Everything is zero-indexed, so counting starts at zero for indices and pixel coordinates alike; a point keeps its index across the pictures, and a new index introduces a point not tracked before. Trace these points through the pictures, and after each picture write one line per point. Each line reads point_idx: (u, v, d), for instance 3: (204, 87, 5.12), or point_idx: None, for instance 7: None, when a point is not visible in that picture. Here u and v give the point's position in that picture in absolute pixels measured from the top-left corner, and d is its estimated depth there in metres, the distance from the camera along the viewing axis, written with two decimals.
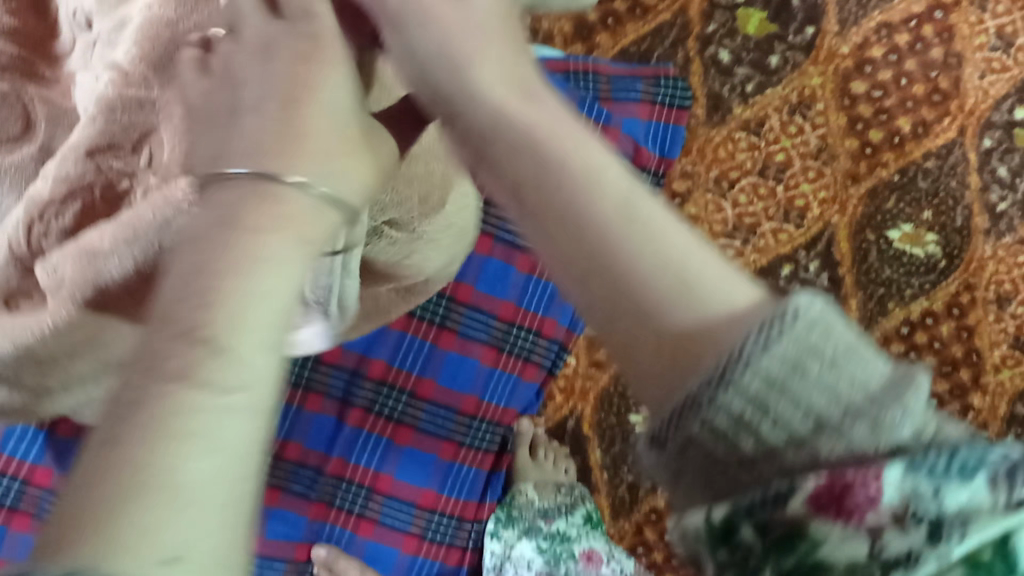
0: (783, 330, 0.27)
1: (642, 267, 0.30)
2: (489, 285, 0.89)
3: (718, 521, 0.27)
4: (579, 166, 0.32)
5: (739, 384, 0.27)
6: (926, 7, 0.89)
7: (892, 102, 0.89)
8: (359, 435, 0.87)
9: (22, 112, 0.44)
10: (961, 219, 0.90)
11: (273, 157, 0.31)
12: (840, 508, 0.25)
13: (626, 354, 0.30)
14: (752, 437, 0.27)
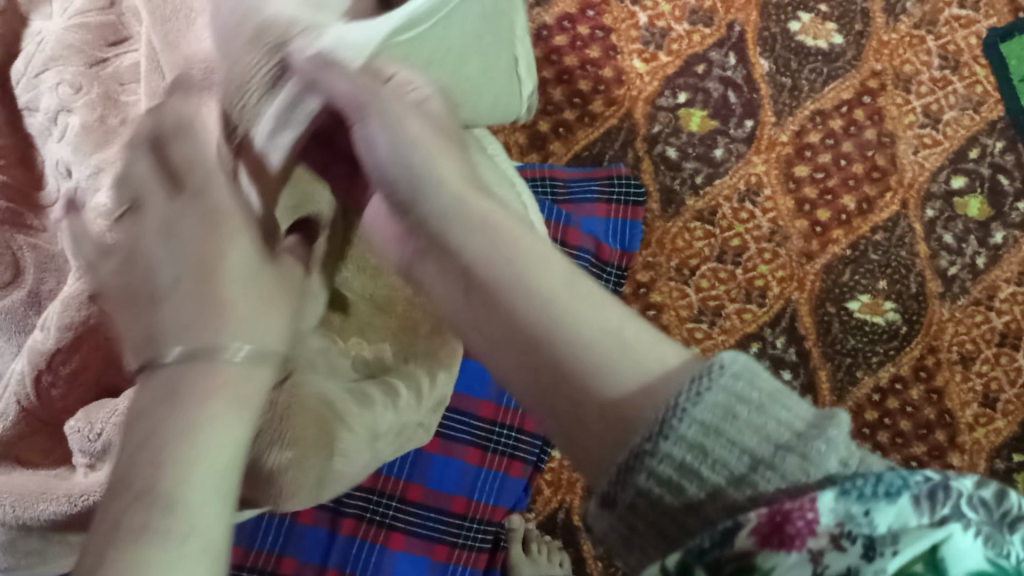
0: (711, 383, 0.30)
1: (579, 340, 0.34)
2: (468, 386, 0.92)
3: (672, 565, 0.29)
4: (526, 259, 0.36)
5: (677, 432, 0.30)
6: (855, 94, 0.96)
7: (834, 182, 0.95)
8: (352, 544, 0.87)
9: (13, 260, 0.56)
10: (915, 285, 0.94)
11: (199, 336, 0.35)
12: (783, 538, 0.26)
13: (573, 420, 0.34)
14: (696, 481, 0.29)
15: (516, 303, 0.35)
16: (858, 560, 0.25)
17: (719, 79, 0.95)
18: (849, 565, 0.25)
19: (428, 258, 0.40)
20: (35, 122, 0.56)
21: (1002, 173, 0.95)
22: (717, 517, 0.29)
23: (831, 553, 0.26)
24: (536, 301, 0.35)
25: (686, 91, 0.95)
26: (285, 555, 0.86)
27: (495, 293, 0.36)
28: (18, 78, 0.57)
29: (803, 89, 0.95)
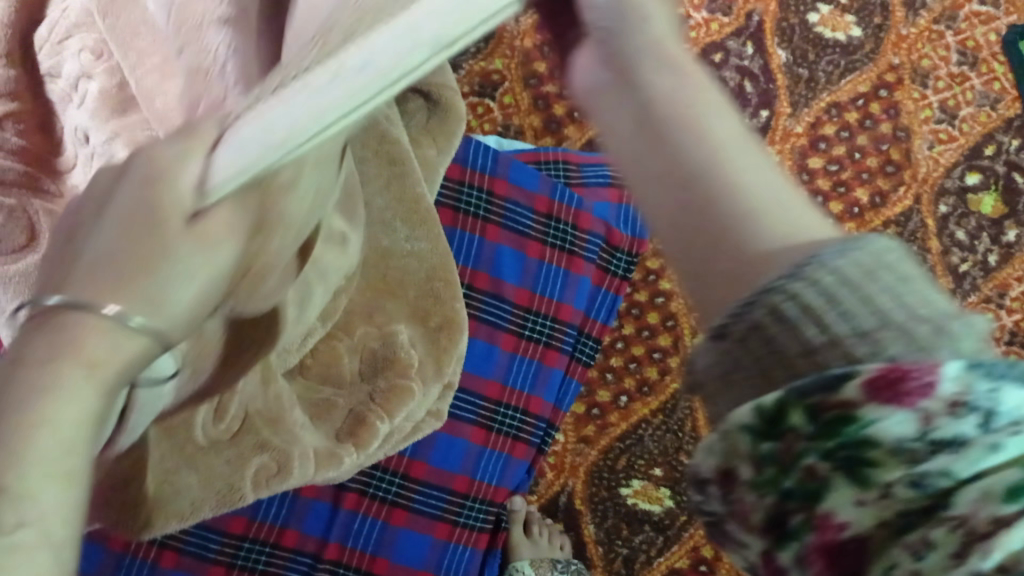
0: (860, 247, 0.30)
1: (738, 189, 0.32)
2: (476, 365, 0.91)
3: (768, 406, 0.27)
4: (698, 99, 0.34)
5: (811, 278, 0.30)
6: (871, 86, 0.95)
7: (848, 175, 0.94)
8: (355, 518, 0.88)
9: (28, 224, 0.54)
10: None
11: (83, 286, 0.27)
12: (896, 396, 0.25)
13: (697, 267, 0.33)
14: (818, 326, 0.29)
15: (686, 142, 0.33)
16: (974, 431, 0.24)
17: (735, 67, 0.95)
18: (961, 433, 0.24)
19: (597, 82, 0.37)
20: (57, 89, 0.53)
21: (1016, 171, 0.95)
22: (823, 381, 0.28)
23: (942, 419, 0.25)
24: (706, 139, 0.33)
25: None
26: (288, 528, 0.86)
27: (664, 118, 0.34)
28: None
29: (820, 81, 0.95)
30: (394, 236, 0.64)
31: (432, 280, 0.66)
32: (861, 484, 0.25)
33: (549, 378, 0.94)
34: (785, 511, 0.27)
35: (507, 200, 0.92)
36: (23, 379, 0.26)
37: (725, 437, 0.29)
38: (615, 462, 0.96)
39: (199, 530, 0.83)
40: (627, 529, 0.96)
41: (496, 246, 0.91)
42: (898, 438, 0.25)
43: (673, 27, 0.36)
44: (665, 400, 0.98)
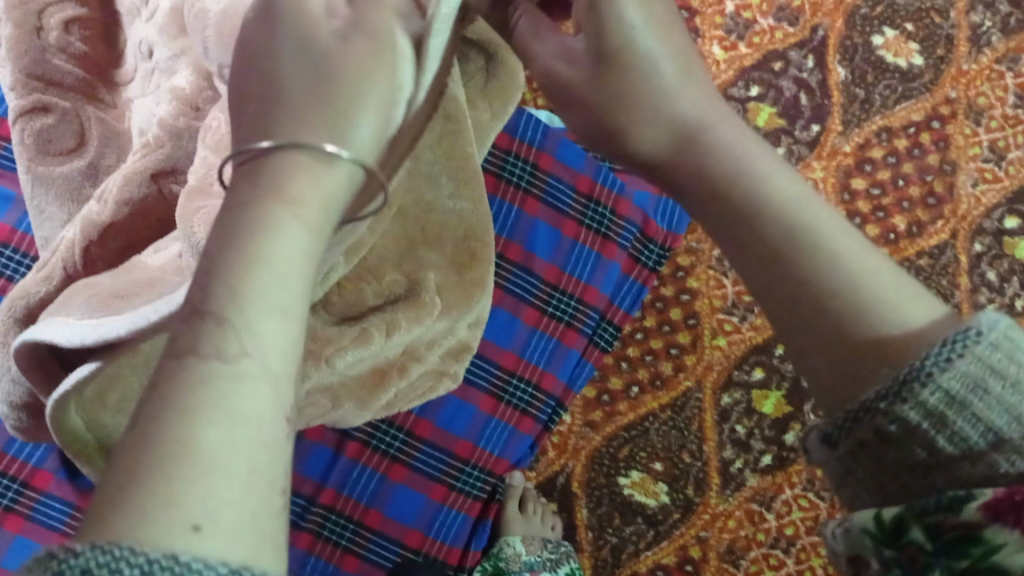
0: (966, 349, 0.31)
1: (835, 278, 0.35)
2: (494, 334, 0.92)
3: (888, 519, 0.32)
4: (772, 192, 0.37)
5: (921, 398, 0.31)
6: (924, 116, 0.96)
7: (888, 201, 0.95)
8: (354, 467, 0.88)
9: (79, 128, 0.66)
10: None
11: (300, 133, 0.34)
12: (1019, 519, 0.30)
13: (805, 358, 0.36)
14: (927, 450, 0.31)
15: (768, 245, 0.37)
16: None
17: (793, 79, 0.95)
18: None
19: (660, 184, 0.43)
20: (126, 1, 0.63)
21: None
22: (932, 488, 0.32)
23: None
24: (795, 239, 0.36)
25: (759, 85, 0.95)
26: None
27: (724, 192, 0.38)
28: None
29: (874, 104, 0.96)
30: (439, 191, 0.62)
31: (470, 240, 0.64)
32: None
33: (565, 357, 0.94)
34: None
35: (550, 175, 0.93)
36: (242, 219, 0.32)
37: (849, 532, 0.33)
38: (616, 451, 0.96)
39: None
40: (619, 519, 0.96)
41: (533, 219, 0.93)
42: None
43: (689, 102, 0.41)
44: (676, 396, 0.97)
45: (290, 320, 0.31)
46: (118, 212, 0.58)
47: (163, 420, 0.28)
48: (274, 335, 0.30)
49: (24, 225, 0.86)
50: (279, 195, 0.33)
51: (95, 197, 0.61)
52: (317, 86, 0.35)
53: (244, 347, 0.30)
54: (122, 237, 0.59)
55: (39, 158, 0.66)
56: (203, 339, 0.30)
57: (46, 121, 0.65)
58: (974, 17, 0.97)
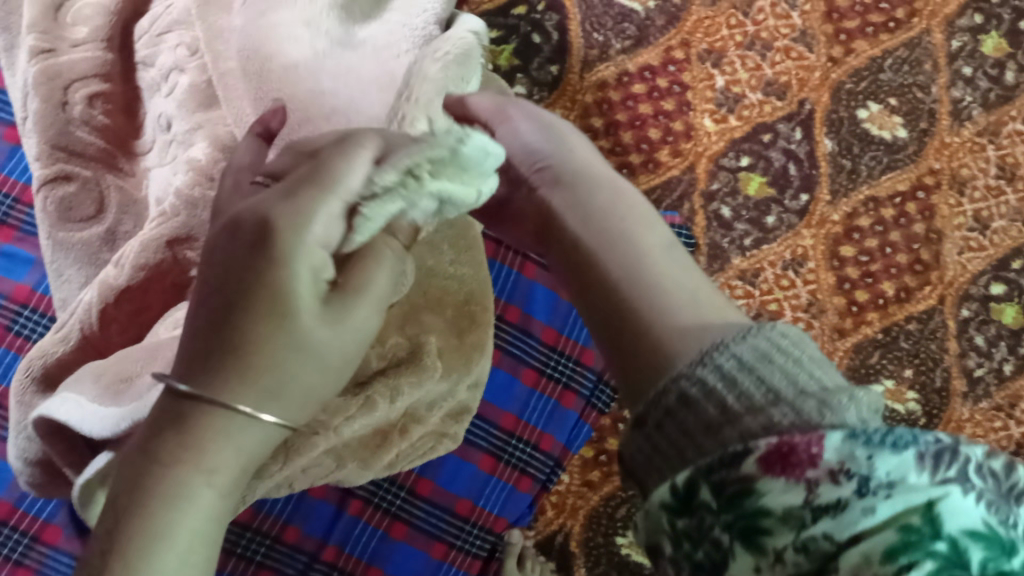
0: (756, 334, 0.38)
1: (655, 295, 0.47)
2: (494, 394, 0.95)
3: (683, 481, 0.35)
4: (636, 250, 0.50)
5: (717, 363, 0.38)
6: (909, 186, 0.99)
7: (877, 267, 0.98)
8: (356, 524, 0.90)
9: (99, 196, 0.69)
10: (940, 380, 0.96)
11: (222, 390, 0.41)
12: (784, 466, 0.32)
13: (631, 347, 0.46)
14: (721, 404, 0.36)
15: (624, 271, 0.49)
16: (850, 495, 0.30)
17: (782, 150, 0.99)
18: (840, 497, 0.30)
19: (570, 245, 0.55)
20: (147, 76, 0.68)
21: None
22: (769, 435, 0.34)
23: (825, 485, 0.31)
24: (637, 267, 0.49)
25: (749, 155, 0.99)
26: (290, 525, 0.89)
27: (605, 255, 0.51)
28: (142, 32, 0.68)
29: (861, 173, 0.99)
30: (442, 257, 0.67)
31: (470, 304, 0.68)
32: (756, 550, 0.31)
33: (563, 418, 0.96)
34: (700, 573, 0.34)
35: None
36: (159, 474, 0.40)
37: (652, 516, 0.36)
38: (614, 511, 0.98)
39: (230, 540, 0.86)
40: None
41: (532, 283, 0.96)
42: (787, 506, 0.31)
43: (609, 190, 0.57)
44: None
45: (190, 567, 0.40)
46: (133, 274, 0.62)
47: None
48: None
49: (42, 286, 0.90)
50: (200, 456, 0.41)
51: (112, 261, 0.64)
52: (257, 339, 0.41)
53: None
54: (135, 299, 0.63)
55: (61, 226, 0.70)
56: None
57: (69, 189, 0.69)
58: (955, 92, 1.01)
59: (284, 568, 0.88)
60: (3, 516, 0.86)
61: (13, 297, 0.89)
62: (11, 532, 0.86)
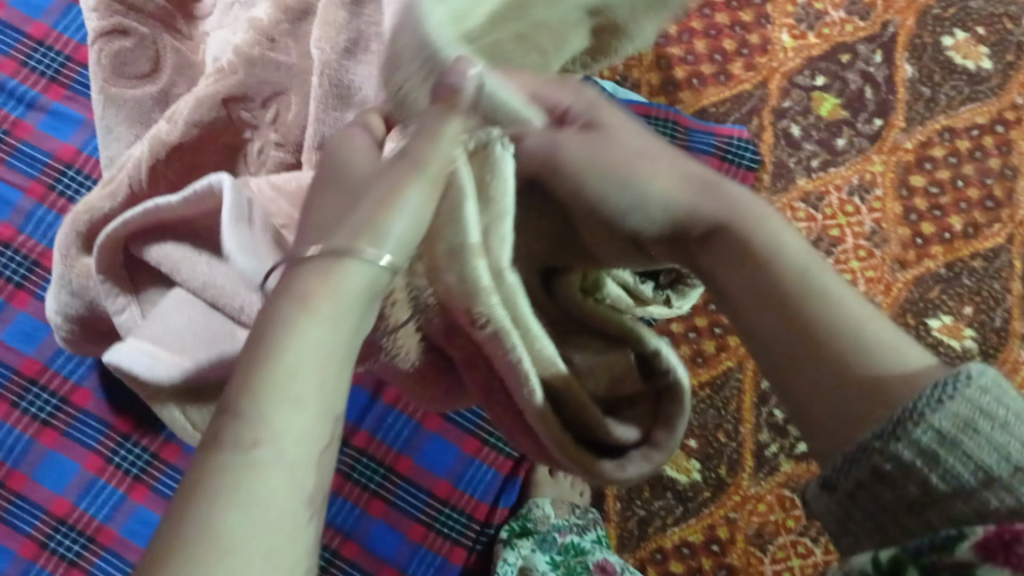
0: (956, 391, 0.35)
1: (856, 348, 0.41)
2: None
3: (885, 559, 0.35)
4: (814, 292, 0.43)
5: (912, 434, 0.35)
6: (988, 120, 0.95)
7: (946, 201, 0.95)
8: (389, 412, 0.88)
9: (155, 54, 0.76)
10: (1000, 320, 0.93)
11: (343, 239, 0.38)
12: (1008, 556, 0.31)
13: (815, 411, 0.42)
14: (937, 476, 0.35)
15: (827, 313, 0.43)
16: None
17: (860, 72, 0.96)
18: None
19: (733, 274, 0.46)
20: None
21: None
22: (937, 521, 0.35)
23: None
24: (837, 316, 0.43)
25: (825, 75, 0.96)
26: None
27: (804, 317, 0.43)
28: None
29: (939, 103, 0.96)
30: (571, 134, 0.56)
31: None
32: None
33: None
34: None
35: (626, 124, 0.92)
36: (282, 304, 0.36)
37: None
38: None
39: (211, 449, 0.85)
40: (648, 491, 0.91)
41: None
42: None
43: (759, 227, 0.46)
44: (716, 374, 0.93)
45: (304, 405, 0.35)
46: (185, 130, 0.70)
47: (192, 502, 0.32)
48: (288, 426, 0.34)
49: (89, 147, 0.93)
50: (318, 292, 0.37)
51: (165, 116, 0.74)
52: (379, 208, 0.39)
53: (255, 436, 0.34)
54: (185, 158, 0.73)
55: (114, 81, 0.75)
56: (224, 434, 0.34)
57: (124, 44, 0.75)
58: None
59: None
60: (34, 374, 0.86)
61: (59, 156, 0.92)
62: (42, 394, 0.86)
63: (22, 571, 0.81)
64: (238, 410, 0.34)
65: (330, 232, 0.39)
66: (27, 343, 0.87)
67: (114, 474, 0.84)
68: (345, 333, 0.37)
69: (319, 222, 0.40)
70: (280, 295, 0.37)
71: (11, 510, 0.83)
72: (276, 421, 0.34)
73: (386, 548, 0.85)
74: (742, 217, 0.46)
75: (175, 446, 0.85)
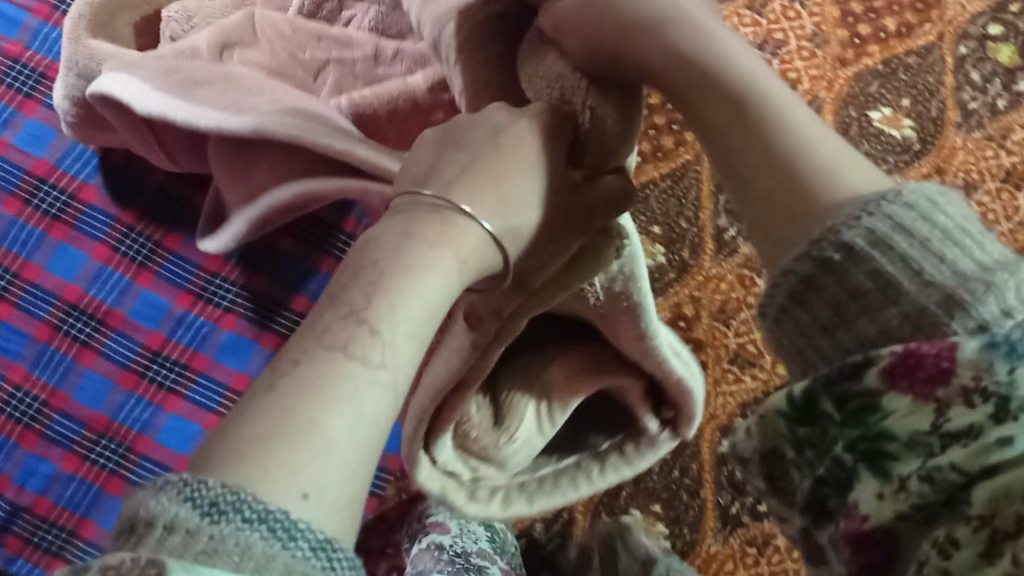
0: (877, 209, 0.31)
1: (813, 174, 0.36)
2: None
3: (799, 394, 0.30)
4: (795, 140, 0.38)
5: (844, 235, 0.31)
6: None
7: (880, 5, 1.02)
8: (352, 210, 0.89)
9: None
10: (936, 110, 0.99)
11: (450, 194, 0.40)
12: (912, 381, 0.27)
13: (759, 222, 0.38)
14: (873, 277, 0.30)
15: (789, 147, 0.38)
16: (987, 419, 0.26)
17: None
18: (975, 422, 0.26)
19: (733, 134, 0.41)
20: None
21: None
22: (847, 343, 0.30)
23: (958, 409, 0.27)
24: (797, 145, 0.38)
25: None
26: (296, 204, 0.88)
27: (778, 152, 0.38)
28: None
29: None
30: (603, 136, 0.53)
31: None
32: (882, 475, 0.28)
33: None
34: (822, 493, 0.30)
35: None
36: (410, 240, 0.38)
37: (763, 420, 0.32)
38: None
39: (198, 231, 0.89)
40: None
41: None
42: (912, 430, 0.27)
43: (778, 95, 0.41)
44: (676, 168, 0.98)
45: (415, 348, 0.36)
46: None
47: (266, 393, 0.32)
48: (400, 358, 0.35)
49: None
50: (444, 241, 0.38)
51: None
52: (501, 179, 0.42)
53: (381, 359, 0.34)
54: None
55: None
56: (334, 340, 0.34)
57: None
58: None
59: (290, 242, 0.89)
60: (43, 174, 0.90)
61: None
62: (52, 192, 0.89)
63: (37, 353, 0.86)
64: (359, 319, 0.35)
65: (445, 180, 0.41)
66: (36, 145, 0.90)
67: (121, 262, 0.88)
68: (452, 288, 0.38)
69: (418, 166, 0.42)
70: (399, 222, 0.39)
71: (25, 297, 0.87)
72: (393, 347, 0.35)
73: None
74: (687, 45, 0.43)
75: (178, 235, 0.89)
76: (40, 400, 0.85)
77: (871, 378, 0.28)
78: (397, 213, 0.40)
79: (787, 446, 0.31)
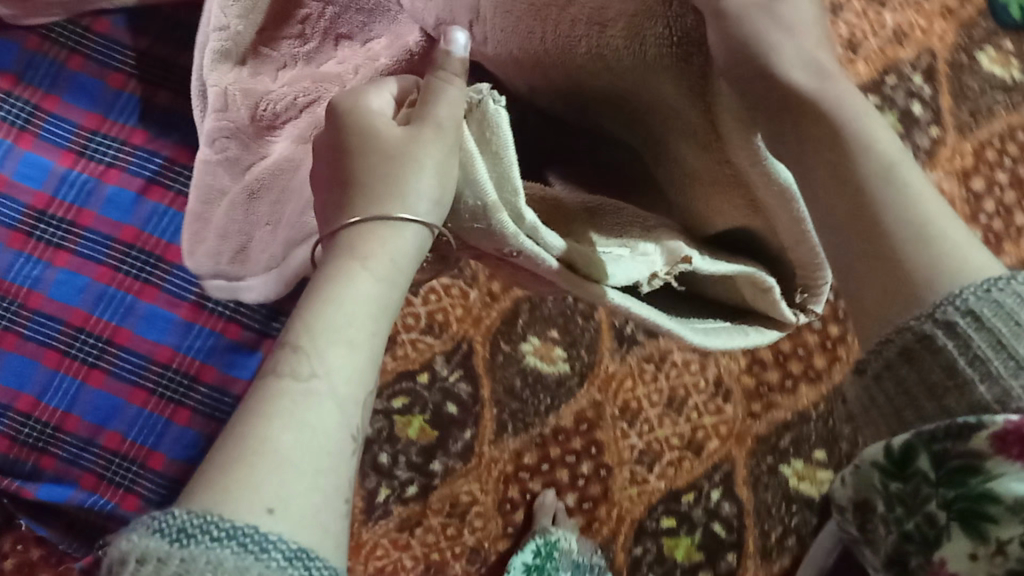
0: (1005, 284, 0.29)
1: (917, 253, 0.33)
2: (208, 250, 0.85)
3: (898, 447, 0.30)
4: (899, 212, 0.34)
5: (961, 300, 0.30)
6: None
7: None
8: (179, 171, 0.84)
9: None
10: None
11: (376, 205, 0.40)
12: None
13: (859, 301, 0.34)
14: (986, 345, 0.29)
15: (891, 215, 0.34)
16: None
17: None
18: None
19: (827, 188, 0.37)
20: None
21: None
22: (957, 408, 0.29)
23: None
24: (911, 215, 0.34)
25: None
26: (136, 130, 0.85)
27: (881, 220, 0.34)
28: None
29: None
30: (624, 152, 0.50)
31: None
32: (977, 536, 0.28)
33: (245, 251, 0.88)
34: (906, 551, 0.31)
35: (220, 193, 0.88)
36: (334, 265, 0.38)
37: (859, 470, 0.32)
38: None
39: (91, 99, 0.85)
40: None
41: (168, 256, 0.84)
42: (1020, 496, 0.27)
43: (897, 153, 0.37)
44: None
45: (356, 351, 0.37)
46: None
47: (242, 424, 0.33)
48: (337, 365, 0.36)
49: None
50: (374, 252, 0.39)
51: None
52: (387, 159, 0.40)
53: (313, 369, 0.35)
54: None
55: None
56: (280, 367, 0.35)
57: None
58: None
59: (131, 169, 0.84)
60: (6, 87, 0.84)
61: None
62: (14, 101, 0.84)
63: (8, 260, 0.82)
64: (300, 349, 0.36)
65: (356, 196, 0.40)
66: None
67: (87, 166, 0.84)
68: (379, 290, 0.38)
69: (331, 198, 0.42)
70: (332, 255, 0.39)
71: None
72: (330, 362, 0.36)
73: (159, 329, 0.82)
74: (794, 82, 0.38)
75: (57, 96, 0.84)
76: (16, 302, 0.81)
77: (978, 441, 0.28)
78: (331, 249, 0.40)
79: (880, 498, 0.32)
